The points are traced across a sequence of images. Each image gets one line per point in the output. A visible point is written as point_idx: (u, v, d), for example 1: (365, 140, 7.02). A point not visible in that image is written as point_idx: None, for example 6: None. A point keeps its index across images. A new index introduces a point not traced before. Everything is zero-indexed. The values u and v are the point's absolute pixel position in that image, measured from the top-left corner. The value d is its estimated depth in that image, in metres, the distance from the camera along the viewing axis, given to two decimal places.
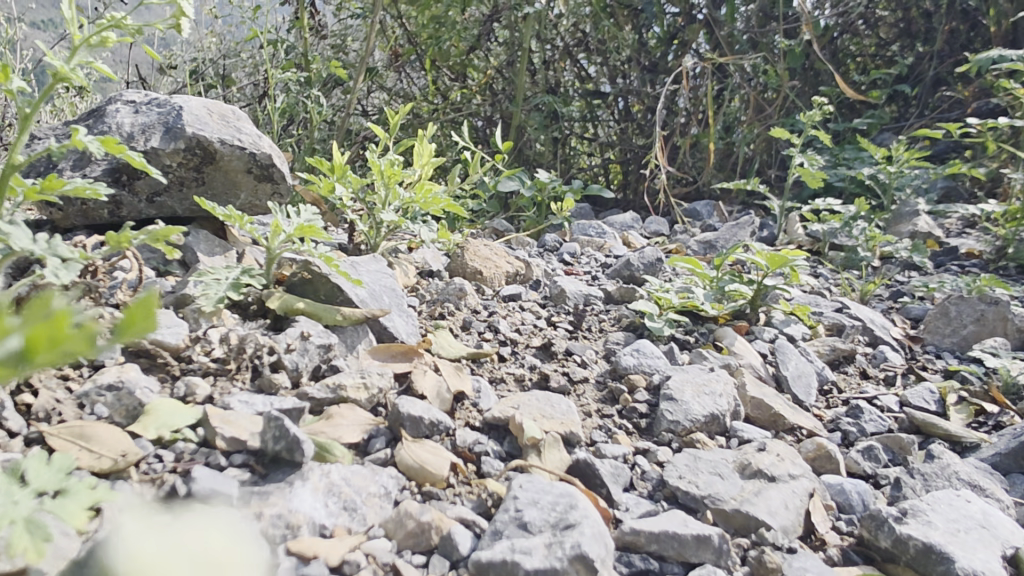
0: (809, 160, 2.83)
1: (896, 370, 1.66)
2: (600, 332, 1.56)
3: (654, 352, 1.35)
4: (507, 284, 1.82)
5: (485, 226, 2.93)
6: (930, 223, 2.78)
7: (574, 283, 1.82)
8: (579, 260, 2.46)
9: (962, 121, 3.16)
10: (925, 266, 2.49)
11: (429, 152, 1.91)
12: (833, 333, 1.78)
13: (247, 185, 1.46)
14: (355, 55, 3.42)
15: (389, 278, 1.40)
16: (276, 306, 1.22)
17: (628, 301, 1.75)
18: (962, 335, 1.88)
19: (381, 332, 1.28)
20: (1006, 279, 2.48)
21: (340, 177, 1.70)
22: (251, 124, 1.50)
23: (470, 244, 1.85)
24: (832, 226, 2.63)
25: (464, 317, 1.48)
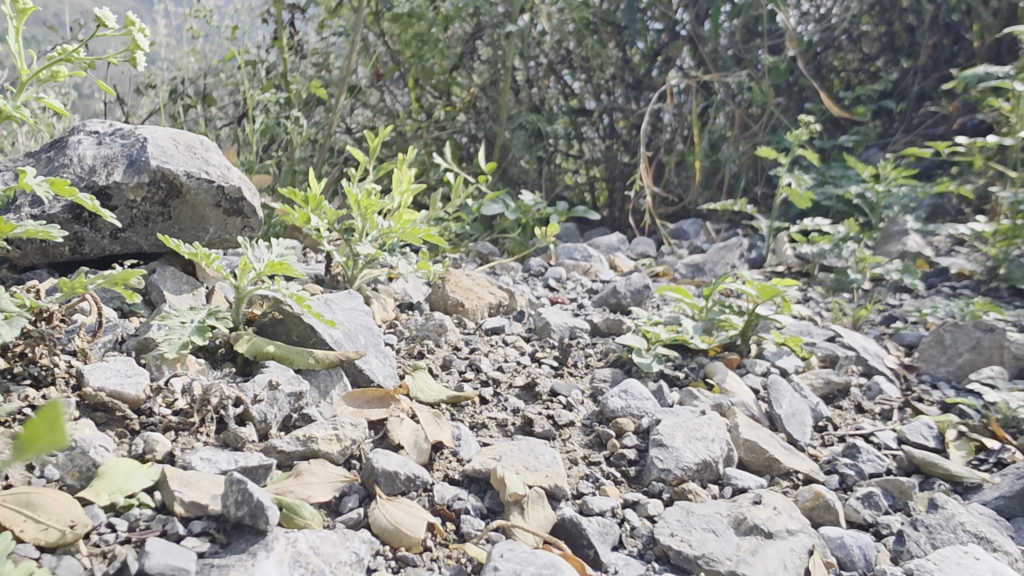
0: (797, 180, 2.80)
1: (892, 404, 1.62)
2: (586, 369, 1.50)
3: (642, 393, 1.28)
4: (490, 316, 1.77)
5: (469, 249, 2.89)
6: (919, 243, 2.74)
7: (559, 313, 1.77)
8: (564, 285, 2.42)
9: (948, 138, 3.13)
10: (917, 288, 2.45)
11: (408, 178, 1.88)
12: (827, 364, 1.73)
13: (216, 219, 1.40)
14: (337, 71, 3.36)
15: (365, 316, 1.35)
16: (244, 350, 1.16)
17: (615, 334, 1.70)
18: (957, 364, 1.84)
19: (356, 375, 1.22)
20: (998, 301, 2.44)
21: (314, 208, 1.64)
22: (220, 155, 1.43)
23: (451, 274, 1.80)
24: (821, 247, 2.60)
25: (445, 354, 1.42)
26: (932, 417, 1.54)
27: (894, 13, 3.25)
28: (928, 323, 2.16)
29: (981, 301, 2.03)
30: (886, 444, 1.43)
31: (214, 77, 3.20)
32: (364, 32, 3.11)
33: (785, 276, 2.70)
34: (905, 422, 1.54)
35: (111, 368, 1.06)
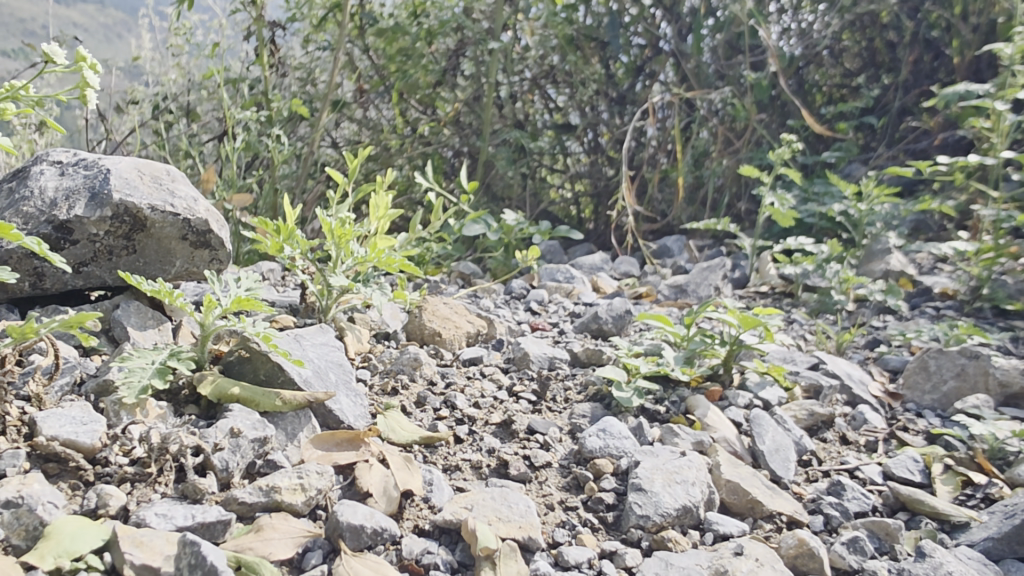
0: (779, 199, 2.78)
1: (878, 435, 1.59)
2: (565, 403, 1.46)
3: (621, 432, 1.25)
4: (469, 345, 1.73)
5: (451, 269, 2.87)
6: (902, 261, 2.72)
7: (539, 342, 1.73)
8: (547, 307, 2.40)
9: (930, 154, 3.12)
10: (900, 309, 2.43)
11: (385, 205, 1.86)
12: (811, 395, 1.70)
13: (183, 252, 1.35)
14: (322, 86, 3.33)
15: (335, 352, 1.30)
16: (208, 392, 1.12)
17: (595, 364, 1.66)
18: (942, 392, 1.81)
19: (326, 416, 1.18)
20: (981, 322, 2.42)
21: (287, 239, 1.57)
22: (187, 184, 1.38)
23: (429, 303, 1.76)
24: (804, 268, 2.58)
25: (419, 390, 1.38)
26: (918, 449, 1.51)
27: (874, 30, 3.25)
28: (912, 346, 2.13)
29: (965, 324, 2.01)
30: (870, 479, 1.40)
31: (198, 93, 3.18)
32: (349, 46, 3.07)
33: (768, 296, 2.68)
34: (890, 455, 1.51)
35: (66, 415, 1.01)
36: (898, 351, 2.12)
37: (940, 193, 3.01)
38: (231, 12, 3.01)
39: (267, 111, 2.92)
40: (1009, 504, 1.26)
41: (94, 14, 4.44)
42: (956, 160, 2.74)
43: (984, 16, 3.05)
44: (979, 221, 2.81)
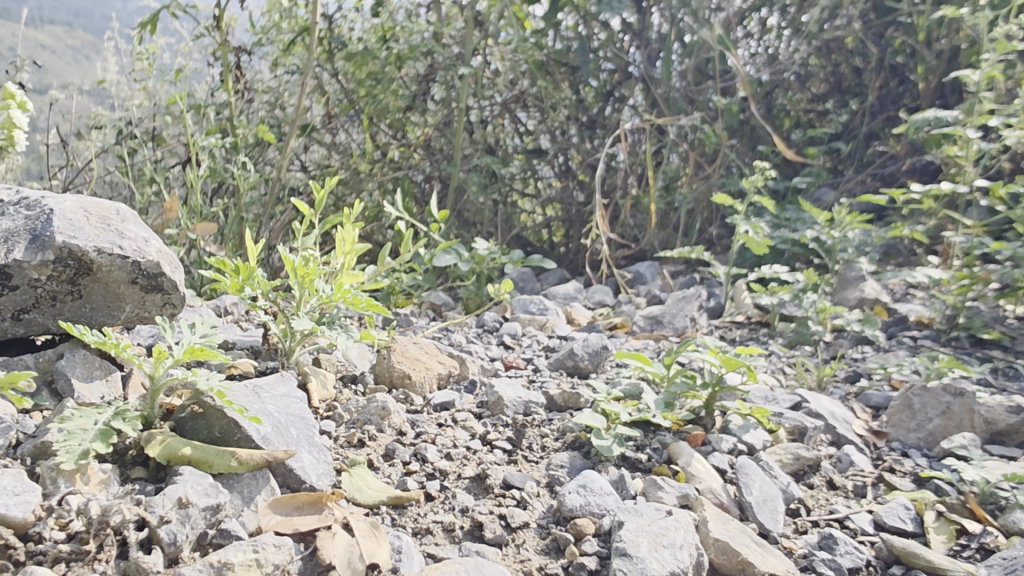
0: (753, 227, 2.73)
1: (866, 479, 1.52)
2: (542, 452, 1.39)
3: (603, 487, 1.18)
4: (439, 388, 1.65)
5: (421, 300, 2.81)
6: (876, 289, 2.67)
7: (513, 385, 1.65)
8: (520, 342, 2.34)
9: (898, 178, 3.11)
10: (879, 340, 2.37)
11: (352, 239, 1.82)
12: (795, 437, 1.62)
13: (133, 297, 1.26)
14: (292, 109, 3.26)
15: (297, 405, 1.22)
16: (156, 453, 1.03)
17: (573, 408, 1.58)
18: (929, 430, 1.73)
19: (286, 475, 1.10)
20: (960, 352, 2.32)
21: (247, 278, 1.47)
22: (138, 224, 1.29)
23: (398, 342, 1.68)
24: (781, 297, 2.52)
25: (388, 442, 1.30)
26: (909, 495, 1.44)
27: (841, 55, 3.27)
28: (892, 378, 2.06)
29: (945, 357, 1.94)
30: (862, 528, 1.34)
31: (163, 117, 3.09)
32: (317, 70, 3.01)
33: (744, 326, 2.62)
34: (880, 501, 1.45)
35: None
36: (879, 385, 2.05)
37: (909, 218, 2.98)
38: (196, 35, 2.93)
39: (233, 136, 2.84)
40: (1008, 556, 1.20)
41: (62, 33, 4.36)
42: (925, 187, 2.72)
43: (947, 42, 3.06)
44: (950, 246, 2.79)
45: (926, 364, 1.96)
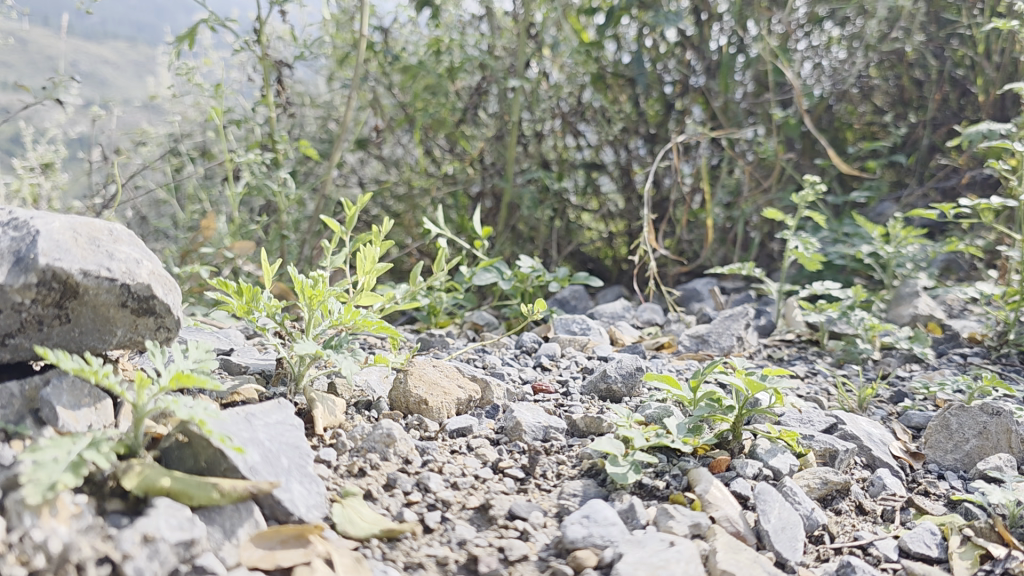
0: (803, 242, 2.61)
1: (897, 503, 1.46)
2: (556, 480, 1.33)
3: (608, 518, 1.15)
4: (458, 414, 1.59)
5: (465, 320, 2.81)
6: (930, 305, 2.65)
7: (535, 410, 1.59)
8: (557, 363, 2.24)
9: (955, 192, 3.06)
10: (929, 357, 2.25)
11: (373, 257, 1.84)
12: (826, 461, 1.52)
13: (124, 320, 1.27)
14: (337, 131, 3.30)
15: (290, 433, 1.20)
16: (135, 486, 1.03)
17: (595, 433, 1.51)
18: (965, 452, 1.64)
19: (274, 507, 1.09)
20: (1013, 374, 2.23)
21: (251, 300, 1.47)
22: (128, 246, 1.30)
23: (415, 366, 1.63)
24: (829, 314, 2.43)
25: (390, 471, 1.27)
26: (935, 519, 1.39)
27: None
28: (937, 398, 1.95)
29: (988, 376, 1.85)
30: (886, 556, 1.30)
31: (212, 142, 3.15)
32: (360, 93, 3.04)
33: (794, 345, 2.51)
34: (907, 526, 1.40)
35: None
36: (922, 405, 1.93)
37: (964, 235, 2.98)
38: None
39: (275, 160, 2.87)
40: None
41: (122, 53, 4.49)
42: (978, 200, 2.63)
43: None
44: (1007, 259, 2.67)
45: (970, 383, 1.85)
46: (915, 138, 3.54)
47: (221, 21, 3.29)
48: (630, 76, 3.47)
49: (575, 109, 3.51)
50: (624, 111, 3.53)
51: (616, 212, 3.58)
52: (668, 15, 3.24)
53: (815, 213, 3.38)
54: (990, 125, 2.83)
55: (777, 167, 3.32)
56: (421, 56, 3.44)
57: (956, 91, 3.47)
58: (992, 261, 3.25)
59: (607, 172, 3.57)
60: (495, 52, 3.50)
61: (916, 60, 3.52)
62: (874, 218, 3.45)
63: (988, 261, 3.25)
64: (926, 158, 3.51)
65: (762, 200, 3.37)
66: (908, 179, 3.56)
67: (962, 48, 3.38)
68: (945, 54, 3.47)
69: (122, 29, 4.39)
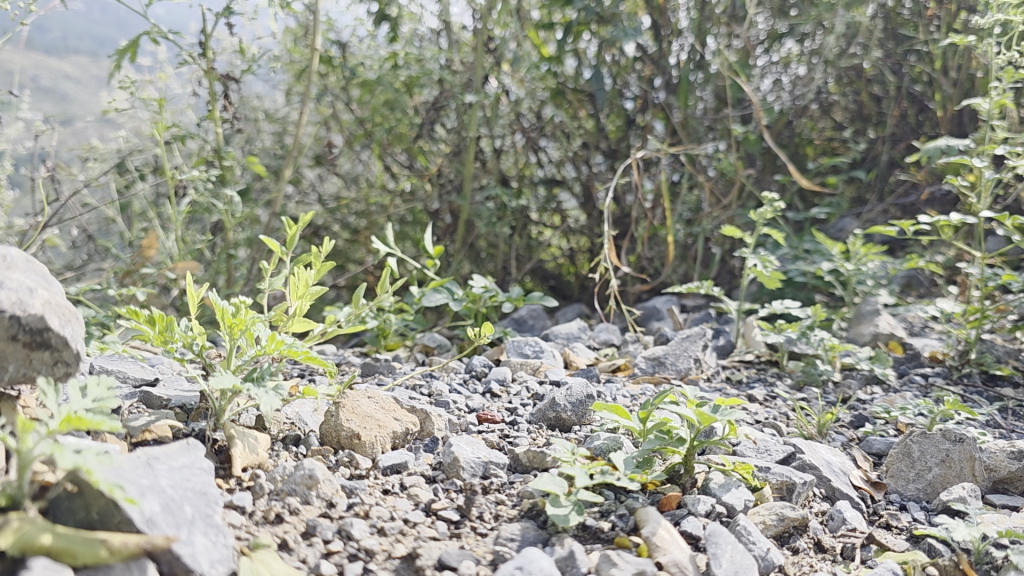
0: (762, 259, 2.53)
1: (857, 539, 1.39)
2: (493, 523, 1.23)
3: (544, 568, 1.05)
4: (393, 449, 1.49)
5: (415, 343, 2.72)
6: (891, 324, 2.62)
7: (475, 443, 1.48)
8: (508, 387, 2.15)
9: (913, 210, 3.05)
10: (890, 379, 2.20)
11: (309, 281, 1.76)
12: (783, 494, 1.44)
13: (16, 355, 1.15)
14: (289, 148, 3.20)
15: (197, 480, 1.09)
16: (7, 544, 0.90)
17: (538, 468, 1.41)
18: (927, 481, 1.57)
19: (172, 563, 0.97)
20: (973, 392, 2.22)
21: (163, 329, 1.36)
22: (21, 274, 1.19)
23: (347, 399, 1.53)
24: (788, 334, 2.34)
25: (311, 517, 1.17)
26: (897, 556, 1.32)
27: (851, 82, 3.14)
28: (897, 422, 1.88)
29: (949, 399, 1.79)
30: None
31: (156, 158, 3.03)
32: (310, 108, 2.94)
33: (753, 365, 2.44)
34: (868, 565, 1.32)
35: None
36: (882, 430, 1.86)
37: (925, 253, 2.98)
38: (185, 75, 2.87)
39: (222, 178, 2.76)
40: None
41: (85, 68, 4.42)
42: (936, 216, 2.61)
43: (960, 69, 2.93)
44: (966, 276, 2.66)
45: (932, 406, 1.78)
46: (875, 153, 3.53)
47: (166, 32, 3.16)
48: (590, 91, 3.41)
49: (533, 125, 3.44)
50: (584, 126, 3.46)
51: (576, 228, 3.51)
52: (627, 29, 3.18)
53: (775, 229, 3.34)
54: (947, 140, 2.81)
55: (737, 182, 3.27)
56: (378, 69, 3.36)
57: (914, 107, 3.48)
58: (951, 277, 3.24)
59: (567, 188, 3.50)
60: (452, 66, 3.42)
61: (875, 76, 3.51)
62: (834, 234, 3.43)
63: (947, 277, 3.24)
64: (885, 173, 3.51)
65: (723, 216, 3.32)
66: (867, 194, 3.55)
67: (919, 65, 3.37)
68: (903, 70, 3.47)
69: (81, 41, 4.27)
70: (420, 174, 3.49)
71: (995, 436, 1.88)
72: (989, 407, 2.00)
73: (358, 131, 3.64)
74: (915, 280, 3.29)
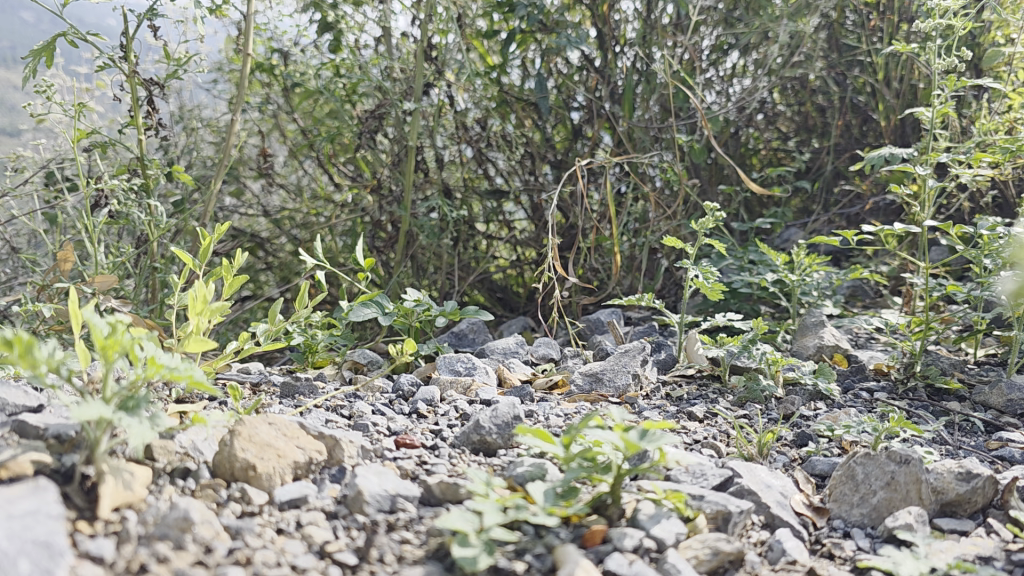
0: (703, 270, 2.41)
1: (798, 572, 1.29)
2: (395, 567, 1.11)
3: None
4: (294, 480, 1.35)
5: (343, 361, 2.56)
6: (836, 336, 2.55)
7: (384, 472, 1.36)
8: (436, 407, 2.03)
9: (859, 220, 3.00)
10: (834, 394, 2.11)
11: (208, 295, 1.62)
12: (718, 524, 1.32)
13: None
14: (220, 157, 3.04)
15: (42, 528, 0.95)
16: None
17: (451, 501, 1.29)
18: (872, 505, 1.48)
19: None
20: (917, 406, 2.16)
21: (24, 354, 1.18)
22: None
23: (244, 425, 1.39)
24: (730, 348, 2.24)
25: (184, 565, 1.03)
26: None
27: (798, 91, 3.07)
28: (841, 441, 1.79)
29: (894, 417, 1.70)
30: None
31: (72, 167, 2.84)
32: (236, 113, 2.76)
33: (695, 381, 2.34)
34: None
35: None
36: (827, 449, 1.77)
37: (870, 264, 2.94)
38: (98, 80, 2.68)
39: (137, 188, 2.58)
40: None
41: None
42: (880, 226, 2.55)
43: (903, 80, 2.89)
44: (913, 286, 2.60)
45: (875, 424, 1.70)
46: (820, 163, 3.49)
47: (82, 34, 2.96)
48: (534, 101, 3.29)
49: (478, 135, 3.32)
50: (529, 137, 3.35)
51: (522, 239, 3.40)
52: (571, 37, 3.09)
53: (720, 239, 3.27)
54: (891, 149, 2.75)
55: (682, 192, 3.18)
56: (316, 78, 3.23)
57: (857, 118, 3.44)
58: (896, 288, 3.21)
59: (512, 199, 3.38)
60: (392, 75, 3.27)
61: (819, 86, 3.47)
62: (780, 244, 3.37)
63: (891, 288, 3.21)
64: (830, 183, 3.47)
65: (669, 226, 3.23)
66: (812, 205, 3.50)
67: (862, 76, 3.34)
68: (847, 80, 3.43)
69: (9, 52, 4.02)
70: (362, 184, 3.36)
71: (941, 454, 1.80)
72: (934, 423, 1.93)
73: (302, 142, 3.48)
74: (860, 290, 3.25)
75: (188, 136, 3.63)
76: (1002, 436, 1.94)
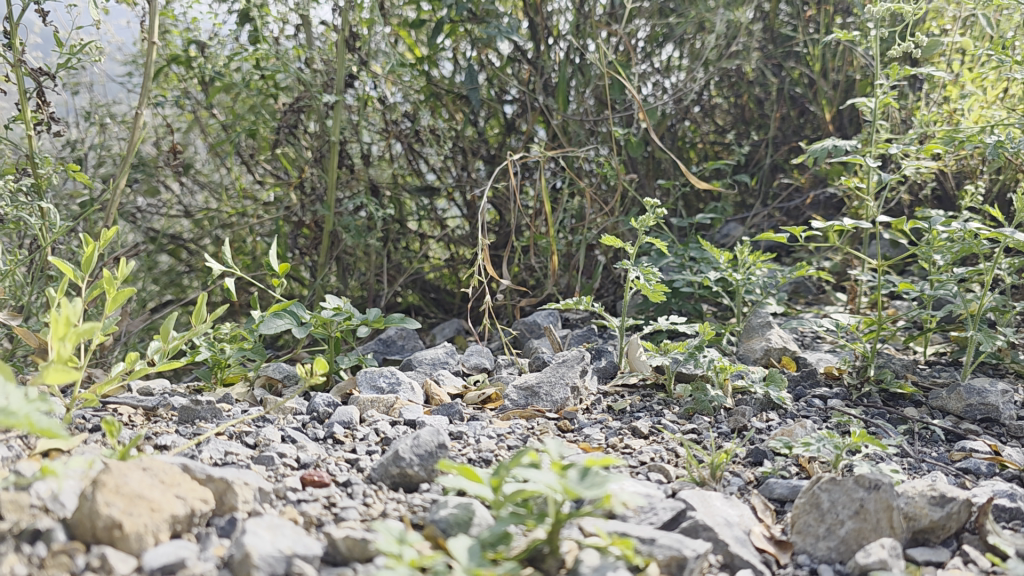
0: (644, 271, 2.23)
1: None
2: None
3: None
4: (173, 537, 1.14)
5: (255, 377, 2.31)
6: (783, 337, 2.42)
7: (279, 523, 1.15)
8: (354, 430, 1.81)
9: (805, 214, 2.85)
10: (785, 404, 1.97)
11: (72, 317, 1.39)
12: (672, 572, 1.14)
13: None
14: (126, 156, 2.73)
15: None
16: None
17: (359, 559, 1.10)
18: (840, 537, 1.32)
19: None
20: (872, 414, 2.03)
21: None
22: None
23: (110, 472, 1.16)
24: (675, 357, 2.06)
25: None
26: None
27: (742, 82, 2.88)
28: (799, 458, 1.64)
29: (856, 432, 1.53)
30: None
31: None
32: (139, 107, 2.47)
33: (638, 391, 2.16)
34: None
35: None
36: (784, 469, 1.61)
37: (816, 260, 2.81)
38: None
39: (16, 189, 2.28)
40: None
41: None
42: (828, 222, 2.37)
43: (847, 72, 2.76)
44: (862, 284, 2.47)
45: (837, 440, 1.53)
46: (758, 157, 3.36)
47: None
48: (464, 94, 3.08)
49: (407, 130, 3.10)
50: (460, 131, 3.13)
51: (455, 238, 3.20)
52: (501, 27, 2.88)
53: (659, 236, 3.11)
54: (834, 140, 2.57)
55: (620, 188, 3.00)
56: (230, 70, 2.96)
57: (795, 110, 3.32)
58: (838, 284, 3.11)
59: (445, 196, 3.17)
60: (311, 66, 3.02)
61: (756, 77, 3.33)
62: (720, 240, 3.24)
63: (834, 284, 3.10)
64: (769, 178, 3.34)
65: (607, 224, 3.06)
66: (752, 200, 3.38)
67: (799, 67, 3.22)
68: (783, 72, 3.31)
69: None
70: (284, 182, 3.11)
71: (905, 471, 1.67)
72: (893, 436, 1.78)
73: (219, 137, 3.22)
74: (802, 287, 3.14)
75: (97, 134, 3.32)
76: (964, 445, 1.81)
